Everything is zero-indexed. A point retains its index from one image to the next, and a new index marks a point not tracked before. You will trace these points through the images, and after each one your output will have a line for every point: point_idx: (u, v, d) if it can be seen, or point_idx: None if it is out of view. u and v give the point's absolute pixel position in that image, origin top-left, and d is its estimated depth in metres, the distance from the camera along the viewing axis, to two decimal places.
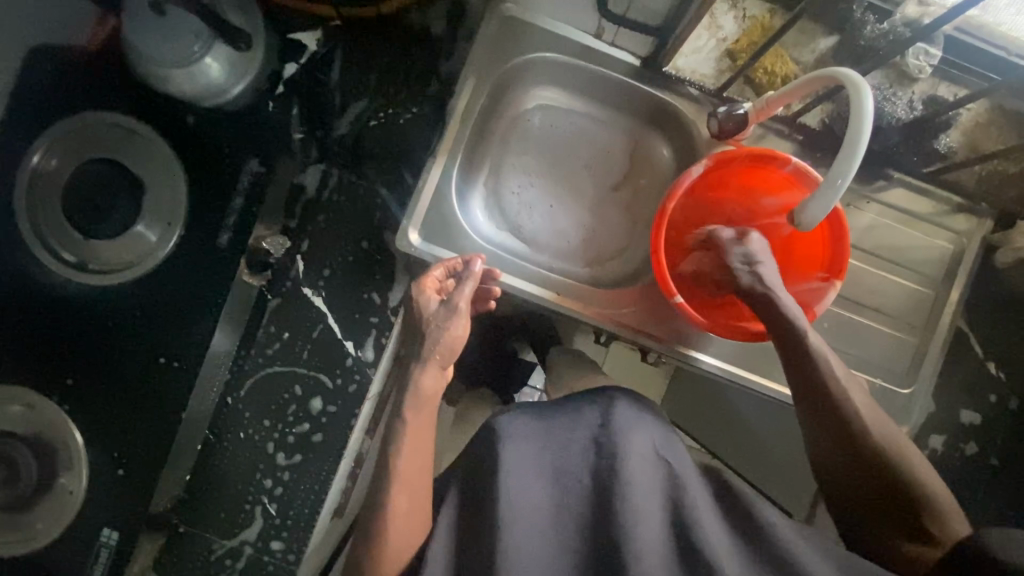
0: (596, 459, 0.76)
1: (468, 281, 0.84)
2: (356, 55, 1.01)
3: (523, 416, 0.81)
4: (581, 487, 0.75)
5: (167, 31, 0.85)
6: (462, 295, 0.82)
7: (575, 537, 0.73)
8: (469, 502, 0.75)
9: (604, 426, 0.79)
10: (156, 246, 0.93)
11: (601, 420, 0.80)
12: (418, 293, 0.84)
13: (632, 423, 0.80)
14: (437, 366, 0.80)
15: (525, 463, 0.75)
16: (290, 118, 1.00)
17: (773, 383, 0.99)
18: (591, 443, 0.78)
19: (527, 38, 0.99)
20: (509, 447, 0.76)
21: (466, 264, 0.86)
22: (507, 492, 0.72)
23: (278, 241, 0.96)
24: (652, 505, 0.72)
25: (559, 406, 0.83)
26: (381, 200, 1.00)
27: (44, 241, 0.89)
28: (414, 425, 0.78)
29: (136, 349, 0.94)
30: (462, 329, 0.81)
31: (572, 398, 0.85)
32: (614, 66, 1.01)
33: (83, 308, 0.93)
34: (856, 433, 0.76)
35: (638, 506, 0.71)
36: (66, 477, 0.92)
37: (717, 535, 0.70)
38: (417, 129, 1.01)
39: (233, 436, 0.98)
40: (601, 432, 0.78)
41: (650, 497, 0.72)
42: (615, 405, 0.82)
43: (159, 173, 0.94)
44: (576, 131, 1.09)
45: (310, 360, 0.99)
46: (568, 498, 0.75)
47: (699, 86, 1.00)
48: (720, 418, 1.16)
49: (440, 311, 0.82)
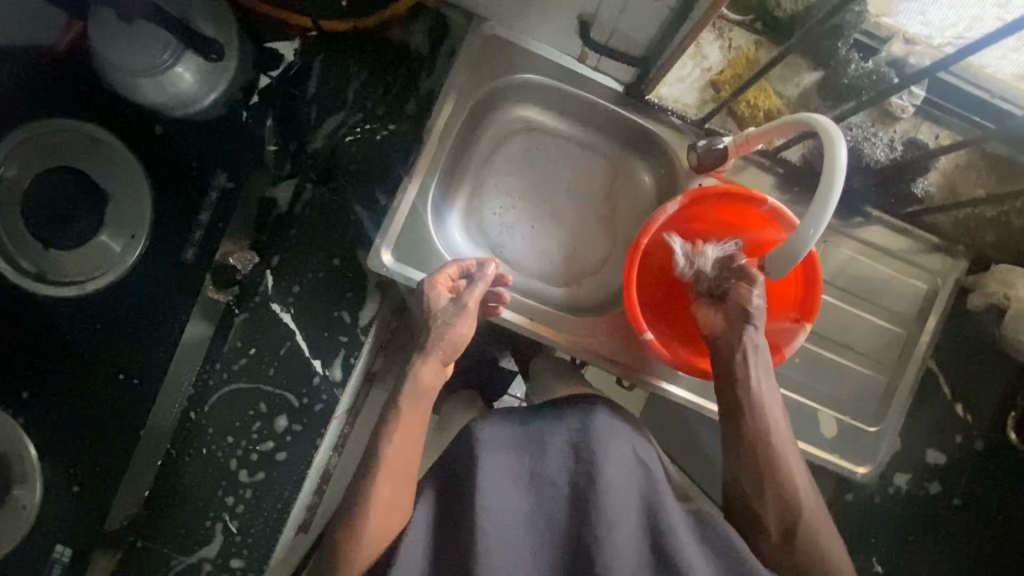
0: (573, 468, 0.75)
1: (480, 282, 0.84)
2: (334, 67, 0.99)
3: (503, 422, 0.80)
4: (556, 492, 0.75)
5: (135, 40, 0.82)
6: (474, 295, 0.81)
7: (552, 545, 0.73)
8: (444, 505, 0.75)
9: (583, 433, 0.78)
10: (121, 257, 0.91)
11: (581, 426, 0.79)
12: (428, 288, 0.82)
13: (612, 432, 0.79)
14: (438, 361, 0.80)
15: (496, 467, 0.75)
16: (263, 129, 0.98)
17: None
18: (569, 450, 0.77)
19: (510, 59, 0.98)
20: (485, 458, 0.75)
21: (480, 265, 0.85)
22: (486, 500, 0.72)
23: (247, 257, 0.95)
24: (627, 517, 0.72)
25: (539, 410, 0.82)
26: (356, 218, 0.99)
27: (3, 250, 0.87)
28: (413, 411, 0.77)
29: (97, 363, 0.92)
30: (469, 328, 0.81)
31: (552, 402, 0.84)
32: (596, 91, 1.00)
33: (43, 319, 0.90)
34: (768, 467, 0.77)
35: (614, 519, 0.70)
36: (20, 491, 0.90)
37: (693, 551, 0.69)
38: (394, 147, 0.99)
39: (195, 452, 0.95)
40: (579, 439, 0.78)
41: (625, 506, 0.72)
42: (596, 412, 0.81)
43: (126, 182, 0.91)
44: (558, 153, 1.09)
45: (276, 378, 0.97)
46: (545, 506, 0.74)
47: (682, 116, 0.99)
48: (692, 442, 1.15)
49: (450, 306, 0.82)
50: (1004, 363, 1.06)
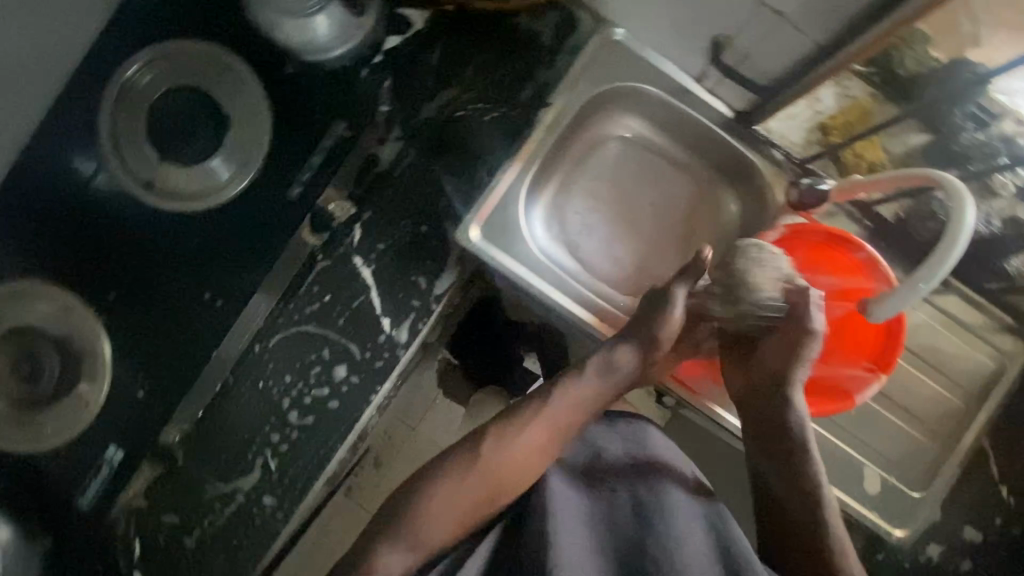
0: (633, 482, 0.78)
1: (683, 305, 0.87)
2: (459, 42, 1.01)
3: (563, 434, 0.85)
4: (619, 509, 0.77)
5: None
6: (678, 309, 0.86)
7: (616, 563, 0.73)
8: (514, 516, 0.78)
9: (641, 450, 0.81)
10: (227, 183, 0.94)
11: (638, 443, 0.83)
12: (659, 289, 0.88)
13: (670, 454, 0.82)
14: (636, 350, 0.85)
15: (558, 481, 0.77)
16: (380, 89, 1.00)
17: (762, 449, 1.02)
18: (630, 464, 0.80)
19: (628, 67, 1.01)
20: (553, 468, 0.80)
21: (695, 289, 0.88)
22: (555, 503, 0.74)
23: (344, 207, 0.98)
24: (695, 537, 0.73)
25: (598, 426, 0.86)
26: (450, 190, 1.01)
27: (122, 153, 0.90)
28: (567, 404, 0.82)
29: (183, 280, 0.95)
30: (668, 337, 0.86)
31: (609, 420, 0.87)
32: (704, 112, 1.02)
33: (142, 227, 0.93)
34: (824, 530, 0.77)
35: (682, 537, 0.72)
36: (85, 387, 0.93)
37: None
38: (500, 129, 1.02)
39: (252, 384, 0.97)
40: (637, 453, 0.81)
41: (691, 527, 0.73)
42: (650, 431, 0.84)
43: (247, 111, 0.94)
44: (652, 166, 1.10)
45: (345, 329, 0.99)
46: (606, 521, 0.76)
47: (784, 151, 1.02)
48: (729, 475, 1.14)
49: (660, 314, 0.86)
50: None
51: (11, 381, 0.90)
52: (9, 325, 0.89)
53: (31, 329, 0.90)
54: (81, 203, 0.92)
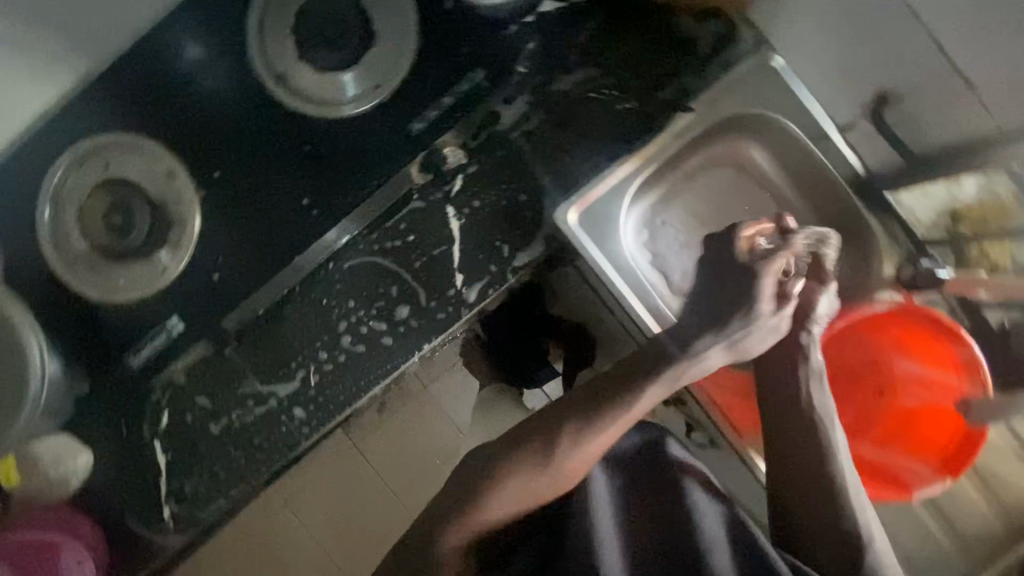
0: (654, 479, 0.79)
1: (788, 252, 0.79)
2: (613, 24, 0.99)
3: None
4: (645, 506, 0.77)
5: None
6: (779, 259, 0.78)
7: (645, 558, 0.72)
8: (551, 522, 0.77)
9: (659, 451, 0.81)
10: (354, 100, 0.91)
11: (655, 442, 0.83)
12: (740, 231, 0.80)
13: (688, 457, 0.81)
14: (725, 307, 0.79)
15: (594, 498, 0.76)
16: (524, 48, 0.97)
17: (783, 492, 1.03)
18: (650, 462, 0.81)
19: (773, 96, 0.98)
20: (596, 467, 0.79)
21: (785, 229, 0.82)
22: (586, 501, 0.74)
23: (457, 154, 0.98)
24: (716, 536, 0.70)
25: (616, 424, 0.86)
26: (558, 169, 1.00)
27: (265, 42, 0.90)
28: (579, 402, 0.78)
29: (283, 183, 0.93)
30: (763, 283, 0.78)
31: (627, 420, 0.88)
32: (834, 163, 0.99)
33: (261, 119, 0.92)
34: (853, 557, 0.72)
35: (703, 536, 0.70)
36: (165, 256, 0.93)
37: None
38: (627, 123, 0.99)
39: (316, 298, 0.99)
40: (654, 451, 0.81)
41: (713, 527, 0.71)
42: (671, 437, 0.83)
43: (394, 33, 0.91)
44: (761, 203, 1.07)
45: (420, 272, 1.00)
46: (633, 519, 0.76)
47: (904, 228, 0.97)
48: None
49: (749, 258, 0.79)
50: None
51: (104, 230, 0.92)
52: (115, 173, 0.92)
53: (136, 186, 0.92)
54: (208, 77, 0.92)
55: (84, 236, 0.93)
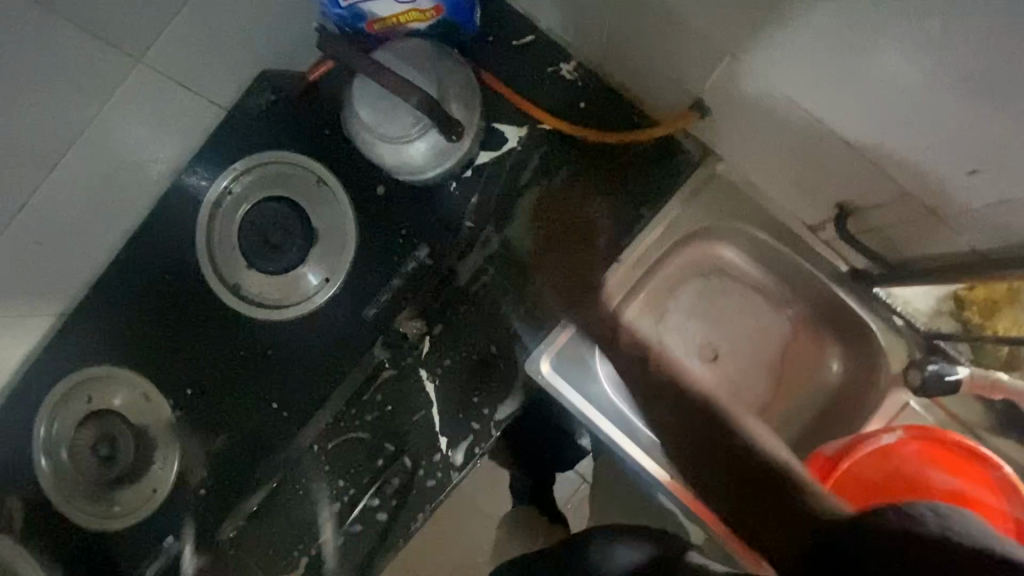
0: None
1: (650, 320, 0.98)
2: (552, 161, 0.97)
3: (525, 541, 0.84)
4: None
5: (393, 110, 0.85)
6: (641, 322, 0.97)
7: None
8: None
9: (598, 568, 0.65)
10: (309, 295, 0.94)
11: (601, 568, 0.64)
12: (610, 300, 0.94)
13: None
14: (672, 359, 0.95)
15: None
16: (464, 205, 0.96)
17: None
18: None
19: (731, 203, 0.93)
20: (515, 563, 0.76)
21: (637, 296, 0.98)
22: None
23: (414, 324, 0.95)
24: None
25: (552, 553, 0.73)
26: (512, 317, 0.96)
27: (216, 259, 0.94)
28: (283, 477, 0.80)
29: (254, 386, 0.96)
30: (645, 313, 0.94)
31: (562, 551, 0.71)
32: (812, 259, 0.92)
33: (226, 328, 0.95)
34: None
35: None
36: (155, 475, 0.96)
37: None
38: (584, 256, 0.97)
39: (307, 484, 0.98)
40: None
41: None
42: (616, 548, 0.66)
43: (333, 223, 0.93)
44: (746, 302, 1.01)
45: (402, 442, 0.98)
46: None
47: (909, 320, 0.89)
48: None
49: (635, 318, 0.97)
50: None
51: (93, 462, 0.95)
52: (99, 406, 0.95)
53: (117, 414, 0.95)
54: (167, 299, 0.95)
55: (75, 473, 0.94)
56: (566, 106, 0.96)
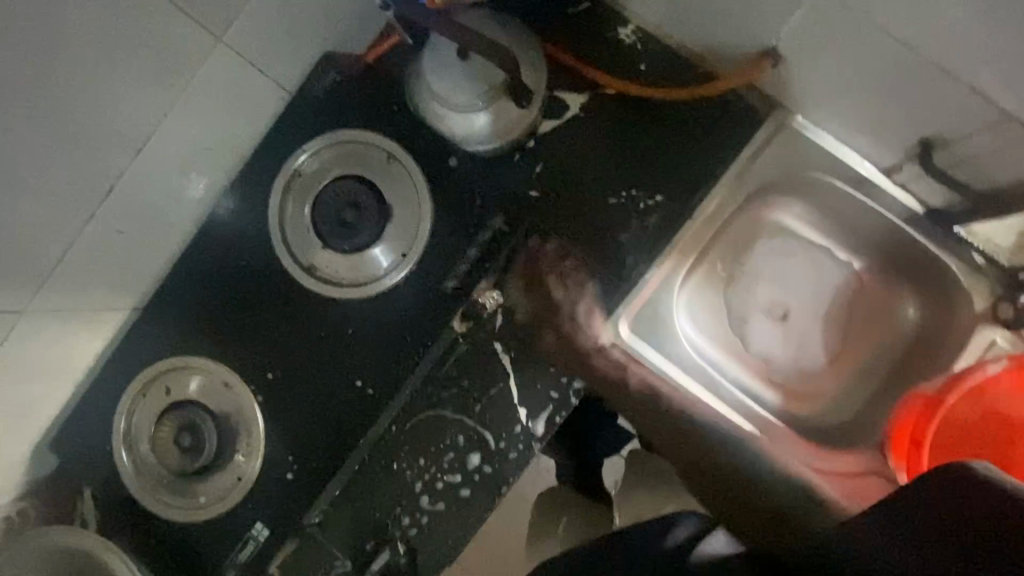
0: None
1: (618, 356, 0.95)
2: (615, 125, 0.97)
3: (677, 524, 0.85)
4: None
5: (463, 77, 0.87)
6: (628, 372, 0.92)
7: None
8: None
9: None
10: (384, 271, 0.93)
11: None
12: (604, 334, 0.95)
13: None
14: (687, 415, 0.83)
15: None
16: (531, 175, 0.97)
17: None
18: None
19: (800, 155, 0.94)
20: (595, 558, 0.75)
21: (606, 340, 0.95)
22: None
23: (492, 296, 0.93)
24: None
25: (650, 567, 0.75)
26: (589, 283, 0.95)
27: (290, 242, 0.94)
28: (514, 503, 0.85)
29: (335, 366, 0.95)
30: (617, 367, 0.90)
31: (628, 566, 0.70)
32: (887, 205, 0.92)
33: (303, 309, 0.95)
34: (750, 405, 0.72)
35: None
36: (239, 463, 0.95)
37: None
38: (654, 218, 0.97)
39: (388, 465, 0.97)
40: None
41: None
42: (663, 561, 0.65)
43: (404, 198, 0.94)
44: (812, 259, 1.03)
45: (481, 417, 0.97)
46: None
47: (988, 257, 0.89)
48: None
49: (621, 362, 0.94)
50: None
51: (175, 454, 0.94)
52: (178, 397, 0.94)
53: (198, 404, 0.94)
54: (242, 285, 0.95)
55: (160, 465, 0.94)
56: (627, 68, 0.96)
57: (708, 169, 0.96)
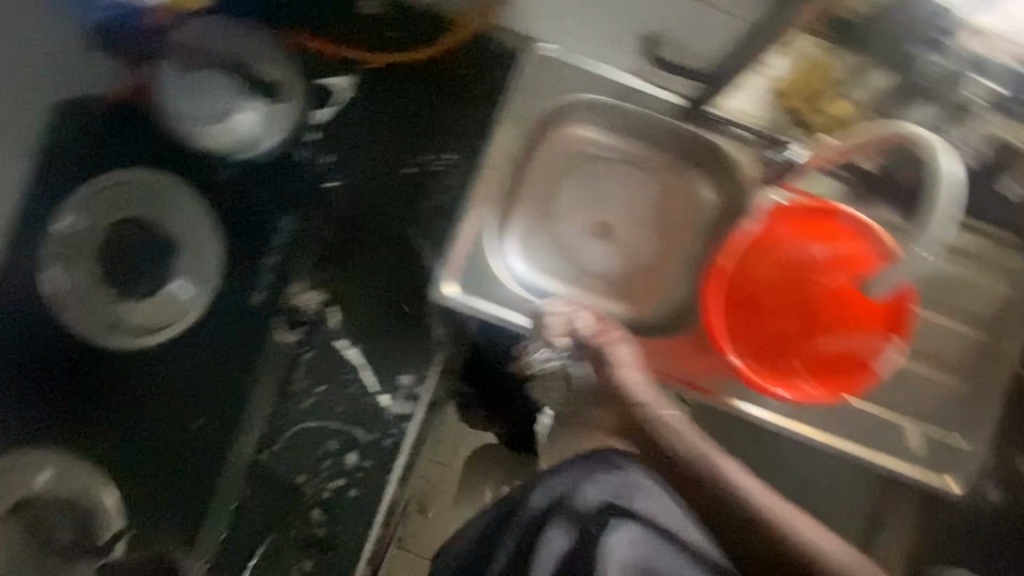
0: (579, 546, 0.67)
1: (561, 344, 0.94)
2: (389, 97, 0.97)
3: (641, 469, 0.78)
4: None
5: (201, 91, 0.90)
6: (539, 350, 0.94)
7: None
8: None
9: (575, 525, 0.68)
10: (190, 304, 0.91)
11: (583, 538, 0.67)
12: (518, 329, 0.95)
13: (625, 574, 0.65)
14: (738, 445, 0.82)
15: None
16: (319, 166, 0.95)
17: (736, 403, 0.96)
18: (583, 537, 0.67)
19: (566, 79, 0.97)
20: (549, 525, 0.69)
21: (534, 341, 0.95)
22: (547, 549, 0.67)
23: (312, 296, 0.95)
24: None
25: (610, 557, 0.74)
26: (415, 255, 0.98)
27: (84, 306, 0.89)
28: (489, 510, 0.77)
29: (172, 413, 0.93)
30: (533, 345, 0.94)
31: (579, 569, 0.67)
32: (653, 106, 0.99)
33: (120, 368, 0.91)
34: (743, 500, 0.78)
35: None
36: (103, 541, 0.90)
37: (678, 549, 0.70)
38: (453, 176, 0.99)
39: (266, 493, 0.95)
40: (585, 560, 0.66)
41: None
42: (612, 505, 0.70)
43: (189, 227, 0.91)
44: (619, 171, 1.05)
45: (344, 416, 0.97)
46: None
47: (745, 127, 0.98)
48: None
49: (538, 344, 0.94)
50: None
51: (27, 556, 0.87)
52: (14, 498, 0.87)
53: (36, 498, 0.88)
54: (53, 364, 0.90)
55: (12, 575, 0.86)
56: (381, 38, 0.96)
57: (487, 115, 0.99)
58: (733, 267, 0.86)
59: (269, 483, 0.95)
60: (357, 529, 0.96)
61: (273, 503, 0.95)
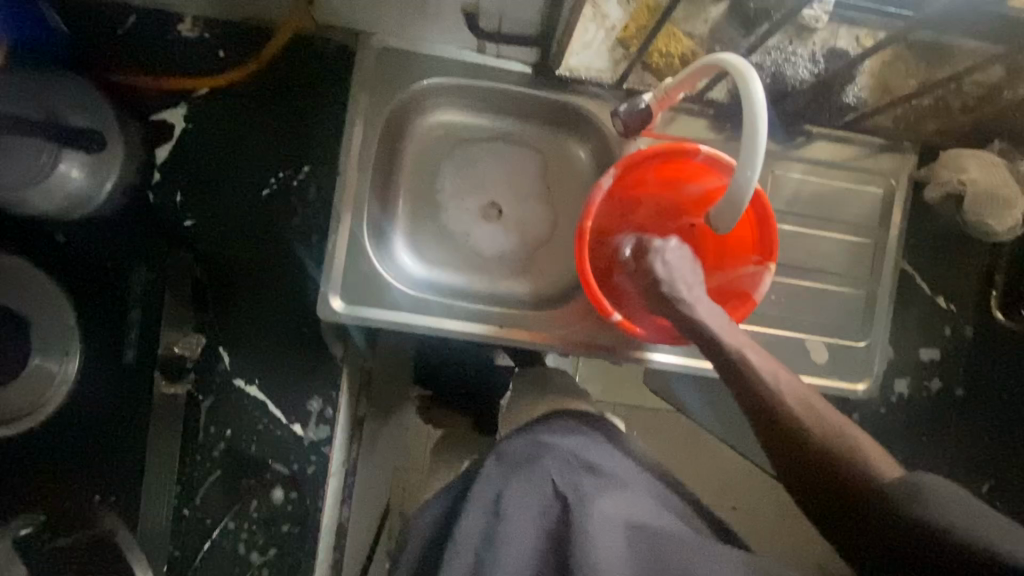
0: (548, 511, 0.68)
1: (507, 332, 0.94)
2: (228, 120, 0.94)
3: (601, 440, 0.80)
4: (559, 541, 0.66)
5: (5, 153, 0.76)
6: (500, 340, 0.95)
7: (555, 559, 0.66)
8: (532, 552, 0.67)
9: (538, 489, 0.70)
10: (62, 376, 0.89)
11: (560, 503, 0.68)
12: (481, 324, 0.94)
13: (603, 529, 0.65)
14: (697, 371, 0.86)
15: (610, 518, 0.66)
16: (174, 206, 0.94)
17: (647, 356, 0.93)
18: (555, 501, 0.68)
19: (407, 66, 0.92)
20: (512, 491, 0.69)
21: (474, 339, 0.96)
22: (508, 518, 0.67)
23: (191, 343, 0.90)
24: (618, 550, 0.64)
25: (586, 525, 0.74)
26: (295, 276, 0.96)
27: None
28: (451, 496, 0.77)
29: (72, 491, 0.91)
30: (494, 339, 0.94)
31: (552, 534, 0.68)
32: (504, 78, 0.95)
33: (12, 457, 0.90)
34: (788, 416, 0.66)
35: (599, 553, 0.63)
36: None
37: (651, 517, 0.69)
38: (316, 188, 0.96)
39: (199, 545, 0.94)
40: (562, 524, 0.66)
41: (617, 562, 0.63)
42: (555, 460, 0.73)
43: (40, 299, 0.87)
44: (487, 146, 1.02)
45: (260, 454, 0.95)
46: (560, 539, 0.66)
47: (598, 82, 0.95)
48: (694, 438, 1.21)
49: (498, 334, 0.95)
50: (967, 247, 1.06)
51: None
52: None
53: None
54: None
55: None
56: (205, 61, 0.93)
57: (335, 120, 0.96)
58: (606, 220, 0.91)
59: (202, 535, 0.94)
60: (300, 560, 0.96)
61: (210, 553, 0.95)
